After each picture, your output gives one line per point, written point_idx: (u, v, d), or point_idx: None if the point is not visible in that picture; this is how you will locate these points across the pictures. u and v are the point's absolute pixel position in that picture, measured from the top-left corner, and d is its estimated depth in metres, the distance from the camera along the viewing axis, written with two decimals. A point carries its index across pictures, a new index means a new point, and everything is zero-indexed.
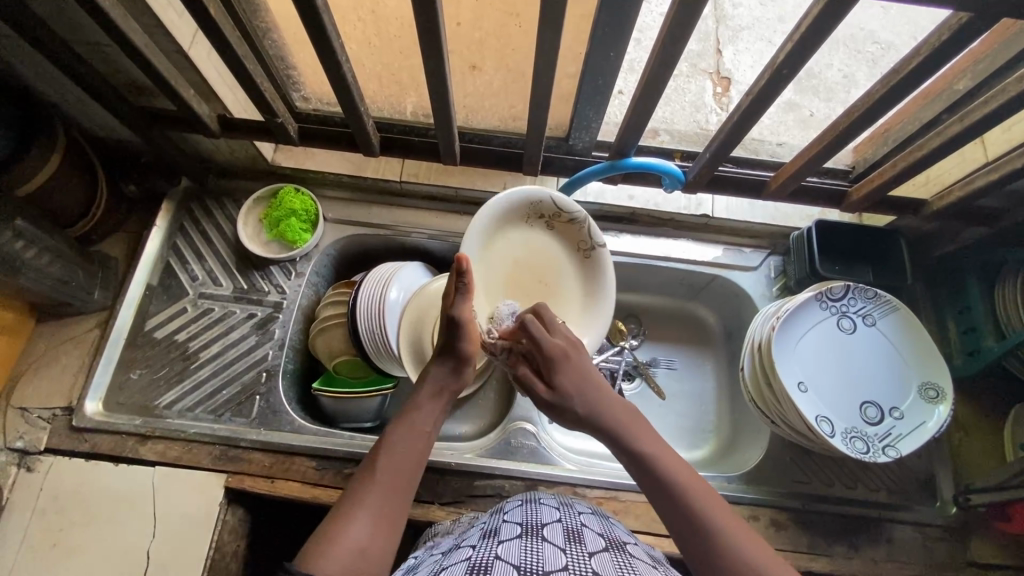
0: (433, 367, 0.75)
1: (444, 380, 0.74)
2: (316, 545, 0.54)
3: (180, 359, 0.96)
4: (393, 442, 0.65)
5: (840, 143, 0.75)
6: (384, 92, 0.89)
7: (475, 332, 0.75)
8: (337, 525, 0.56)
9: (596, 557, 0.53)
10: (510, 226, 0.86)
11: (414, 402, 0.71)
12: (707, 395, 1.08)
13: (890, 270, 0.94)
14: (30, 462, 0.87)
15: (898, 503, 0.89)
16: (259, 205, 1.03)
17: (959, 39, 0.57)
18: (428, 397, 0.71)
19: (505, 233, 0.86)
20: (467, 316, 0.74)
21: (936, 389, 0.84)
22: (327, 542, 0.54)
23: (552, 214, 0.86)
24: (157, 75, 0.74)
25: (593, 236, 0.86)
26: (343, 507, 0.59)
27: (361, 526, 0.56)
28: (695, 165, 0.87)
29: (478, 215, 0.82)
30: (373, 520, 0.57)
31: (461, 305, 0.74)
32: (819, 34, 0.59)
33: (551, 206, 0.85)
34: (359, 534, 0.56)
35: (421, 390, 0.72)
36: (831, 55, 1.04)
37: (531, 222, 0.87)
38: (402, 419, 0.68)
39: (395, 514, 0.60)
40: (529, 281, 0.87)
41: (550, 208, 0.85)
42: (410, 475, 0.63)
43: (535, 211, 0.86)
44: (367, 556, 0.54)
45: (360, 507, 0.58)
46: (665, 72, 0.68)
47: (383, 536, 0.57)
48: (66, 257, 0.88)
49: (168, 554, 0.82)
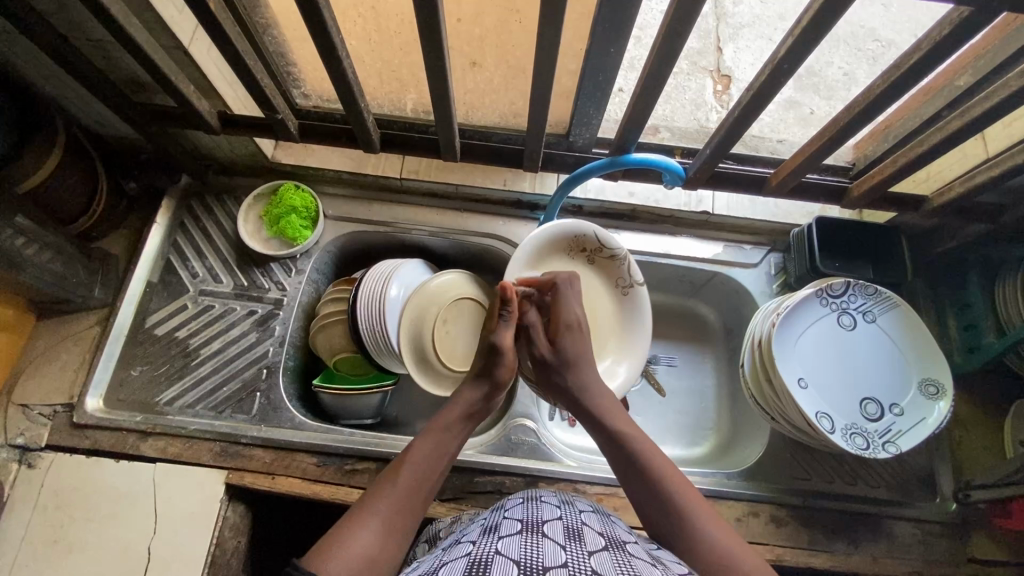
0: (467, 388, 0.75)
1: (476, 404, 0.74)
2: (328, 544, 0.55)
3: (180, 356, 0.96)
4: (416, 454, 0.65)
5: (841, 139, 0.75)
6: (385, 88, 0.89)
7: (513, 360, 0.76)
8: (350, 526, 0.57)
9: (596, 556, 0.53)
10: (553, 260, 0.91)
11: (442, 420, 0.70)
12: (706, 392, 1.08)
13: (888, 266, 0.95)
14: (31, 458, 0.88)
15: (898, 499, 0.89)
16: (259, 202, 1.03)
17: (959, 35, 0.57)
18: (456, 418, 0.71)
19: (548, 265, 0.90)
20: (508, 344, 0.75)
21: (936, 386, 0.84)
22: (338, 542, 0.55)
23: (593, 249, 0.91)
24: (158, 71, 0.74)
25: (631, 273, 0.91)
26: (358, 511, 0.59)
27: (372, 532, 0.57)
28: (696, 162, 0.87)
29: (527, 244, 0.88)
30: (385, 528, 0.58)
31: (503, 331, 0.76)
32: (819, 30, 0.59)
33: (593, 241, 0.90)
34: (370, 540, 0.56)
35: (451, 410, 0.72)
36: (832, 53, 1.04)
37: (572, 255, 0.91)
38: (428, 435, 0.68)
39: (407, 525, 0.60)
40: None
41: (593, 243, 0.90)
42: (426, 488, 0.64)
43: (578, 246, 0.91)
44: (374, 563, 0.55)
45: (374, 513, 0.59)
46: (665, 67, 0.68)
47: (393, 545, 0.57)
48: (66, 254, 0.88)
49: (169, 550, 0.82)
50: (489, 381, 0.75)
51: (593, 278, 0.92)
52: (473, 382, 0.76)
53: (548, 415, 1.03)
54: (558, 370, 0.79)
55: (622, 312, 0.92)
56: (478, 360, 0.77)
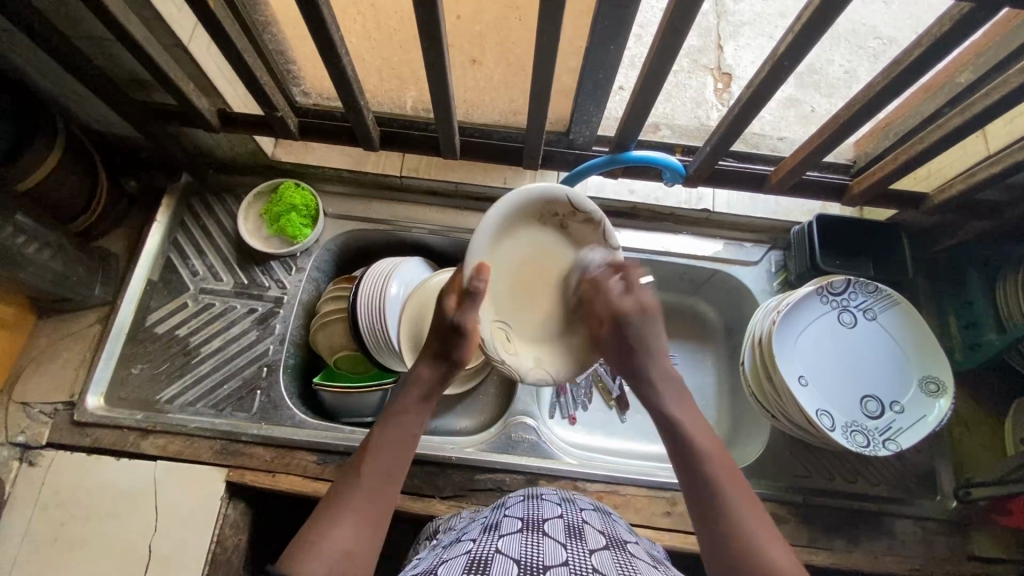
0: (422, 368, 0.73)
1: (435, 377, 0.72)
2: (295, 549, 0.54)
3: (181, 354, 0.96)
4: (377, 446, 0.64)
5: (841, 137, 0.75)
6: (384, 86, 0.89)
7: (474, 341, 0.71)
8: (316, 528, 0.56)
9: (596, 554, 0.53)
10: (520, 225, 0.70)
11: (401, 406, 0.69)
12: (707, 390, 1.08)
13: (889, 264, 0.95)
14: (32, 456, 0.88)
15: (898, 497, 0.89)
16: (258, 200, 1.03)
17: (959, 31, 0.57)
18: (415, 401, 0.70)
19: (512, 233, 0.70)
20: (471, 326, 0.69)
21: (937, 383, 0.84)
22: (310, 543, 0.54)
23: (566, 213, 0.70)
24: (157, 70, 0.74)
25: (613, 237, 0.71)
26: (323, 512, 0.58)
27: (344, 528, 0.56)
28: (695, 160, 0.87)
29: (488, 216, 0.66)
30: (358, 521, 0.57)
31: (467, 314, 0.69)
32: (819, 27, 0.59)
33: (565, 204, 0.69)
34: (344, 535, 0.56)
35: (407, 394, 0.70)
36: (833, 50, 1.04)
37: (543, 219, 0.71)
38: (388, 421, 0.67)
39: (381, 514, 0.60)
40: (536, 286, 0.73)
41: (566, 207, 0.69)
42: (396, 473, 0.63)
43: (548, 209, 0.70)
44: (353, 557, 0.55)
45: (343, 509, 0.58)
46: (666, 63, 0.67)
47: (365, 540, 0.57)
48: (67, 253, 0.88)
49: (170, 548, 0.82)
50: (446, 361, 0.72)
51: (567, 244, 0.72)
52: (431, 361, 0.73)
53: (548, 413, 1.02)
54: (621, 353, 0.73)
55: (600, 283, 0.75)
56: (436, 339, 0.72)
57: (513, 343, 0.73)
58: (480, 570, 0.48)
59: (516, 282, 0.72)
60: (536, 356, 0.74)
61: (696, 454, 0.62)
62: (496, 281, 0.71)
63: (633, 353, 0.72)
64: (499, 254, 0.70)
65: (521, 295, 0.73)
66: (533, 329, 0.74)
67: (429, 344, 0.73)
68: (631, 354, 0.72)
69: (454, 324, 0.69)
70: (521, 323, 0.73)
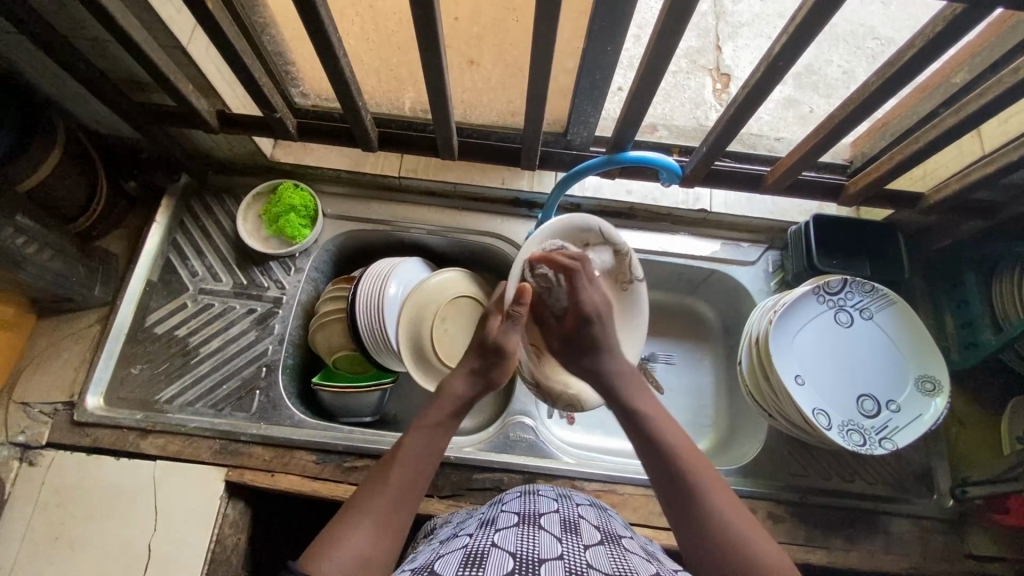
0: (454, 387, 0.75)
1: (471, 392, 0.75)
2: (317, 547, 0.55)
3: (180, 354, 0.97)
4: (405, 453, 0.65)
5: (837, 137, 0.76)
6: (383, 87, 0.89)
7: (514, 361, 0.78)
8: (339, 530, 0.57)
9: (591, 548, 0.53)
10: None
11: (431, 417, 0.71)
12: (705, 389, 1.08)
13: (887, 265, 0.94)
14: (32, 456, 0.88)
15: (895, 495, 0.89)
16: (258, 200, 1.03)
17: (954, 30, 0.57)
18: (445, 415, 0.72)
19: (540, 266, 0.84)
20: (512, 345, 0.77)
21: (933, 381, 0.85)
22: (330, 547, 0.54)
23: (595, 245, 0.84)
24: (157, 71, 0.74)
25: (633, 270, 0.85)
26: (346, 514, 0.59)
27: (364, 535, 0.57)
28: (693, 160, 0.88)
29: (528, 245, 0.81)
30: (379, 530, 0.58)
31: (509, 335, 0.77)
32: (814, 28, 0.59)
33: (597, 236, 0.82)
34: (364, 542, 0.56)
35: (439, 406, 0.72)
36: (831, 51, 1.05)
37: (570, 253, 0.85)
38: (417, 431, 0.69)
39: (400, 524, 0.60)
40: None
41: (597, 239, 0.83)
42: (418, 486, 0.64)
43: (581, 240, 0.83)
44: (369, 565, 0.55)
45: (365, 515, 0.59)
46: (662, 63, 0.68)
47: (385, 545, 0.57)
48: (67, 253, 0.88)
49: (170, 547, 0.83)
50: (483, 377, 0.76)
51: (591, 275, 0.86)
52: (467, 377, 0.76)
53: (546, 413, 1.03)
54: (580, 352, 0.81)
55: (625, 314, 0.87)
56: (476, 357, 0.78)
57: (545, 365, 0.87)
58: (476, 564, 0.48)
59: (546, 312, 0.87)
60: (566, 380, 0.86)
61: (662, 447, 0.68)
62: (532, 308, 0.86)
63: (594, 350, 0.80)
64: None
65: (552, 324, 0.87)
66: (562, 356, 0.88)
67: (469, 359, 0.78)
68: (594, 349, 0.80)
69: (497, 342, 0.77)
70: (551, 347, 0.87)
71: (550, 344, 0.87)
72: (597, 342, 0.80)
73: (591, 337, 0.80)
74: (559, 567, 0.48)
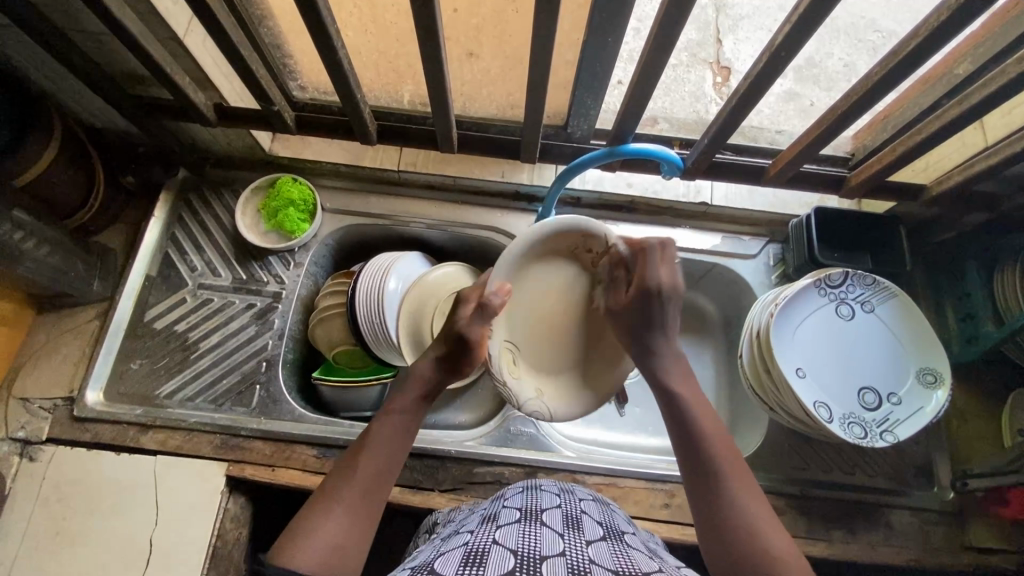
0: (422, 368, 0.68)
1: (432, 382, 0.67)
2: (289, 539, 0.51)
3: (180, 349, 0.96)
4: (374, 438, 0.60)
5: (841, 127, 0.75)
6: (382, 80, 0.89)
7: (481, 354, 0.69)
8: (310, 520, 0.53)
9: (593, 544, 0.53)
10: (549, 257, 0.73)
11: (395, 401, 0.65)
12: (705, 384, 1.08)
13: (889, 256, 0.94)
14: (33, 451, 0.88)
15: (896, 488, 0.90)
16: (257, 195, 1.03)
17: (959, 18, 0.56)
18: (413, 399, 0.65)
19: (546, 261, 0.73)
20: (479, 338, 0.67)
21: (934, 374, 0.84)
22: (299, 537, 0.51)
23: (600, 251, 0.72)
24: (151, 61, 0.73)
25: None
26: (318, 501, 0.55)
27: (337, 521, 0.53)
28: (694, 152, 0.87)
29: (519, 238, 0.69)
30: (351, 517, 0.54)
31: (475, 327, 0.67)
32: (818, 15, 0.59)
33: (603, 244, 0.71)
34: (336, 531, 0.52)
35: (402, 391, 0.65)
36: (832, 44, 1.03)
37: (576, 255, 0.73)
38: (382, 416, 0.63)
39: (374, 509, 0.56)
40: (556, 322, 0.75)
41: (602, 246, 0.71)
42: (391, 471, 0.59)
43: (583, 244, 0.72)
44: (344, 552, 0.52)
45: (336, 503, 0.55)
46: (663, 55, 0.67)
47: (359, 535, 0.54)
48: (64, 248, 0.88)
49: (171, 541, 0.83)
50: (445, 365, 0.68)
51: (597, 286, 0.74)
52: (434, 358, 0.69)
53: None
54: (637, 326, 0.67)
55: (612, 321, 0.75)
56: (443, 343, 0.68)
57: (519, 369, 0.74)
58: (477, 562, 0.47)
59: (546, 300, 0.74)
60: (537, 385, 0.75)
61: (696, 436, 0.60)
62: (517, 307, 0.73)
63: (650, 327, 0.67)
64: (530, 282, 0.73)
65: (540, 326, 0.74)
66: (542, 358, 0.75)
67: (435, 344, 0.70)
68: (646, 326, 0.67)
69: (461, 334, 0.67)
70: (530, 347, 0.75)
71: (531, 344, 0.75)
72: (651, 323, 0.67)
73: (648, 317, 0.66)
74: (560, 565, 0.48)
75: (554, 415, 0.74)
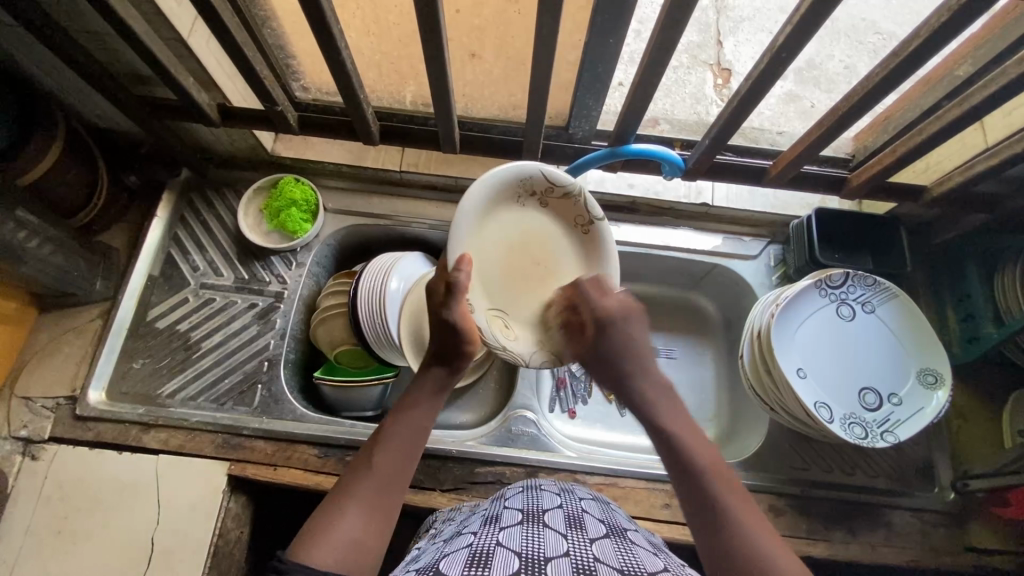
0: (431, 363, 0.68)
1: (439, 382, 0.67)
2: (309, 534, 0.52)
3: (182, 348, 0.97)
4: (389, 435, 0.61)
5: (841, 128, 0.75)
6: (384, 81, 0.89)
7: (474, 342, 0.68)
8: (328, 516, 0.53)
9: (597, 543, 0.53)
10: (500, 213, 0.71)
11: (410, 398, 0.65)
12: (706, 384, 1.08)
13: (890, 257, 0.94)
14: (35, 450, 0.88)
15: (896, 488, 0.90)
16: (259, 195, 1.03)
17: (959, 19, 0.57)
18: (426, 396, 0.65)
19: (497, 213, 0.71)
20: (462, 318, 0.66)
21: (934, 374, 0.85)
22: (319, 533, 0.51)
23: (542, 191, 0.72)
24: (155, 62, 0.74)
25: (590, 209, 0.73)
26: (335, 498, 0.55)
27: (354, 518, 0.53)
28: (694, 153, 0.87)
29: (463, 204, 0.67)
30: (369, 512, 0.54)
31: (454, 307, 0.66)
32: (819, 17, 0.59)
33: (542, 182, 0.71)
34: (354, 526, 0.53)
35: (417, 389, 0.66)
36: (832, 46, 1.04)
37: (524, 203, 0.72)
38: (398, 415, 0.63)
39: (392, 504, 0.57)
40: (525, 268, 0.73)
41: (541, 184, 0.71)
42: (406, 466, 0.59)
43: (526, 191, 0.72)
44: (362, 549, 0.52)
45: (353, 500, 0.55)
46: (664, 56, 0.67)
47: (378, 530, 0.54)
48: (68, 248, 0.88)
49: (173, 540, 0.83)
50: (445, 360, 0.68)
51: (553, 224, 0.74)
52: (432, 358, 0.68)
53: (548, 406, 1.03)
54: (603, 362, 0.69)
55: (582, 256, 0.74)
56: (434, 341, 0.68)
57: (514, 329, 0.73)
58: (482, 564, 0.48)
59: (511, 254, 0.72)
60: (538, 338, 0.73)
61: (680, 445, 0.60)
62: (487, 270, 0.71)
63: (617, 360, 0.68)
64: (491, 242, 0.71)
65: (516, 280, 0.73)
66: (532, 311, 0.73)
67: (429, 345, 0.69)
68: (614, 360, 0.68)
69: (444, 320, 0.67)
70: (517, 306, 0.73)
71: (516, 302, 0.73)
72: (618, 354, 0.68)
73: (613, 349, 0.68)
74: (565, 565, 0.48)
75: (562, 356, 0.73)
